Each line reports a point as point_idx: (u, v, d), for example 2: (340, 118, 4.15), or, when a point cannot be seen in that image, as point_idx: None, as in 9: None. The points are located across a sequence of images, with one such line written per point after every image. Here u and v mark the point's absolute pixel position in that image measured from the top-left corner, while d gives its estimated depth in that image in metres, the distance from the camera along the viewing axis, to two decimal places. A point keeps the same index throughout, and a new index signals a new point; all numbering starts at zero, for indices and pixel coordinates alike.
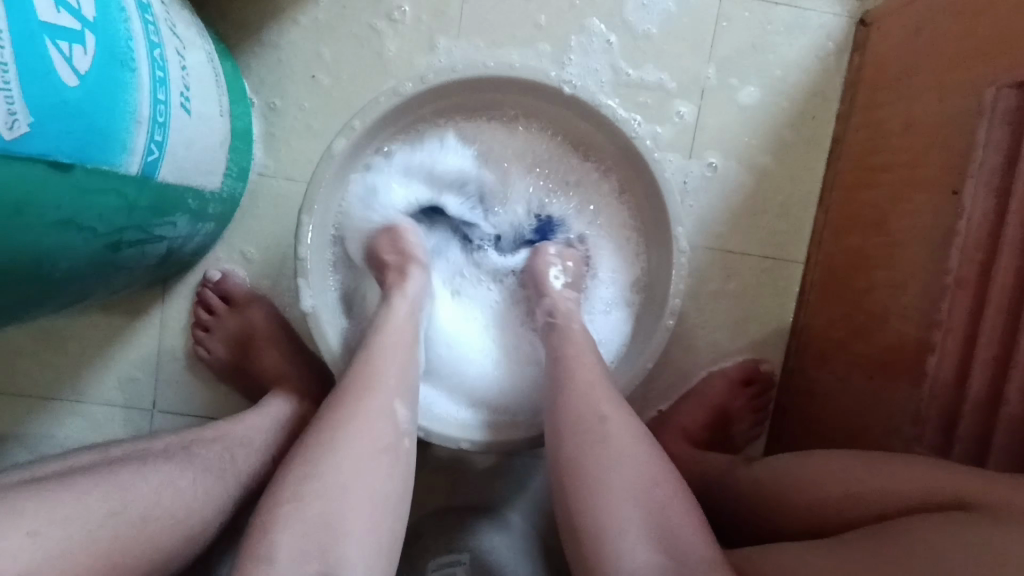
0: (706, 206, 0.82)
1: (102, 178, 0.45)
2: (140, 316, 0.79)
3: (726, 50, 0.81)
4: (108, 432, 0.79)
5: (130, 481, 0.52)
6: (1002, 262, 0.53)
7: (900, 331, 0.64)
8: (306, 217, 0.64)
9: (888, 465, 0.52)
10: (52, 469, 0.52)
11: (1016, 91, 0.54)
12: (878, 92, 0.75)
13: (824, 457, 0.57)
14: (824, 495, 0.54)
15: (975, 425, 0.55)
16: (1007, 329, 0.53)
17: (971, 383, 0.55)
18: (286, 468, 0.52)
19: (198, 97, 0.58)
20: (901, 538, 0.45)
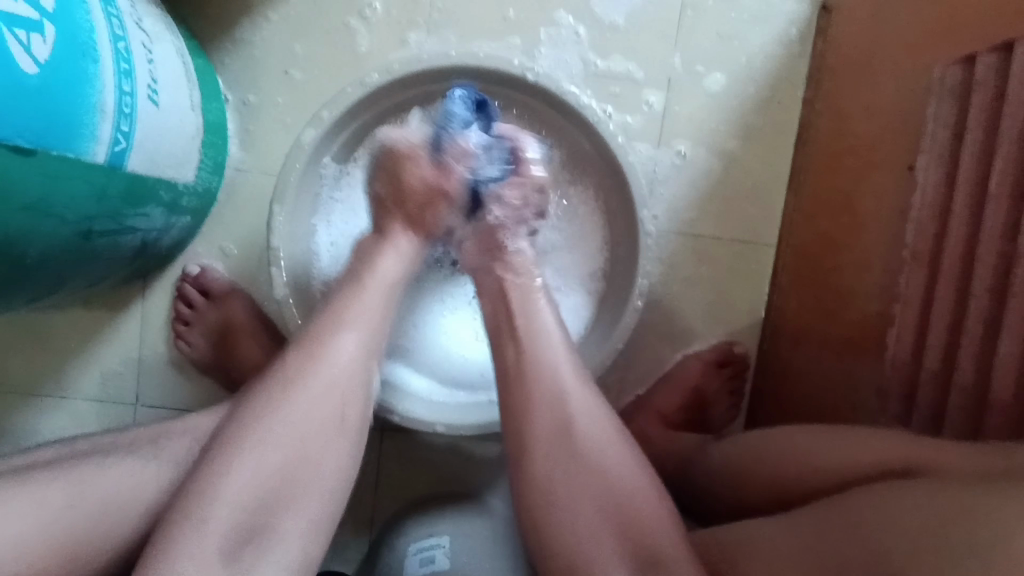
0: (677, 192, 0.83)
1: (70, 165, 0.46)
2: (121, 312, 0.80)
3: (692, 38, 0.82)
4: (88, 426, 0.79)
5: (95, 472, 0.54)
6: (953, 234, 0.55)
7: (862, 307, 0.66)
8: (277, 208, 0.66)
9: (843, 434, 0.53)
10: (22, 461, 0.55)
11: (961, 68, 0.56)
12: (837, 76, 0.77)
13: (786, 431, 0.58)
14: (786, 467, 0.55)
15: (933, 393, 0.56)
16: (960, 297, 0.54)
17: (928, 353, 0.56)
18: (227, 444, 0.51)
19: (167, 90, 0.59)
20: (852, 508, 0.46)
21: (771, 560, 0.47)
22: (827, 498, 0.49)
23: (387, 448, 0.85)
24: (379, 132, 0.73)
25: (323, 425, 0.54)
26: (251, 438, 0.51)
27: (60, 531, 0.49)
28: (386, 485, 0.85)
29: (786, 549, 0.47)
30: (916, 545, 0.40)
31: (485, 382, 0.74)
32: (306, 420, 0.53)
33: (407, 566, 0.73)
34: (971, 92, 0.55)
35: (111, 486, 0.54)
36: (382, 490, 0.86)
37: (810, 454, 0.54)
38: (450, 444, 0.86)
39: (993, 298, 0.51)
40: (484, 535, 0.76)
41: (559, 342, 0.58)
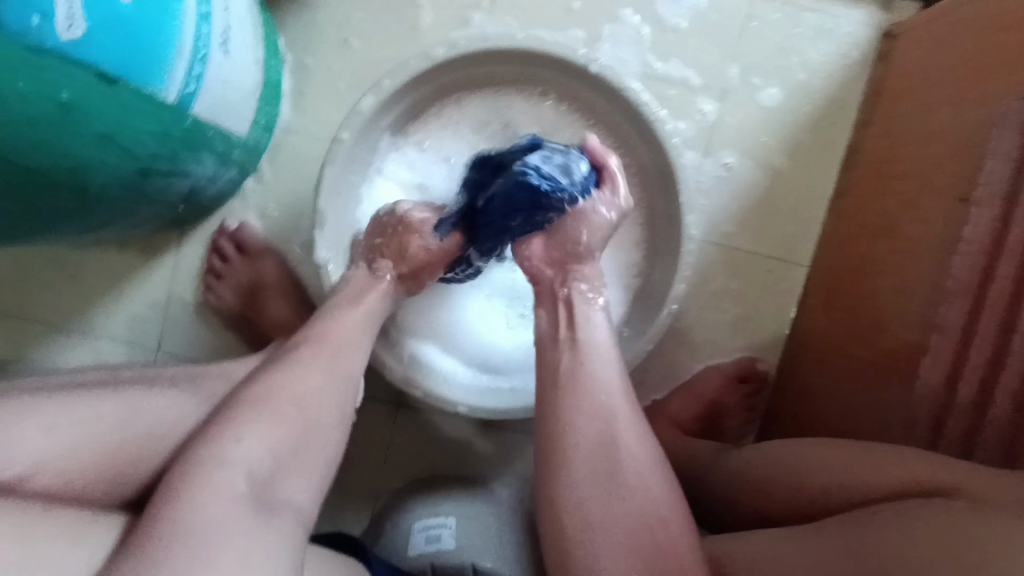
0: (719, 203, 0.83)
1: (143, 99, 0.46)
2: (154, 257, 0.80)
3: (752, 50, 0.82)
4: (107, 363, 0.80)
5: (123, 407, 0.54)
6: (1003, 269, 0.55)
7: (897, 334, 0.65)
8: (329, 167, 0.66)
9: (871, 453, 0.53)
10: (51, 379, 0.56)
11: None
12: (893, 103, 0.77)
13: (812, 445, 0.58)
14: (809, 483, 0.55)
15: (963, 426, 0.56)
16: (1002, 333, 0.54)
17: (963, 385, 0.56)
18: (227, 423, 0.49)
19: (237, 39, 0.60)
20: (879, 524, 0.46)
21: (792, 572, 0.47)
22: (854, 513, 0.49)
23: (401, 424, 0.85)
24: (433, 108, 0.73)
25: (330, 401, 0.54)
26: (255, 414, 0.50)
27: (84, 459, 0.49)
28: (395, 461, 0.85)
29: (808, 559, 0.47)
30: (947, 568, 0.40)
31: (519, 367, 0.73)
32: (307, 401, 0.53)
33: (411, 543, 0.74)
34: None
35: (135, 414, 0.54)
36: (391, 466, 0.85)
37: (835, 472, 0.54)
38: (464, 428, 0.86)
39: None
40: (487, 520, 0.77)
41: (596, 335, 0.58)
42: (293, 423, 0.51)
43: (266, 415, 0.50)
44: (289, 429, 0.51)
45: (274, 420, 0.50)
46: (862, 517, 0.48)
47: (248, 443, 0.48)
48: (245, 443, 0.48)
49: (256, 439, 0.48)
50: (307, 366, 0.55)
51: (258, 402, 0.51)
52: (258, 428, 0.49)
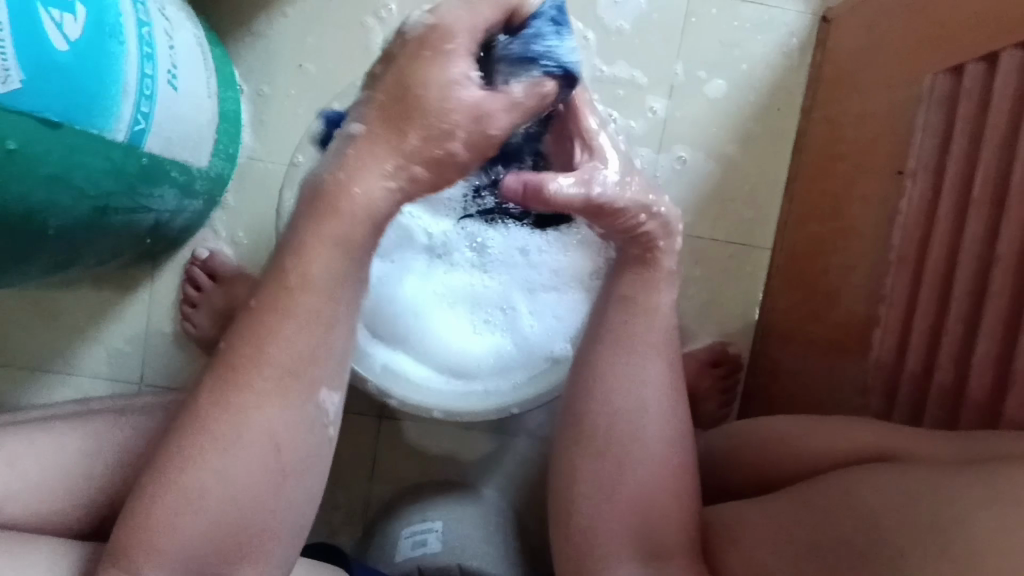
0: (676, 196, 0.86)
1: (92, 141, 0.48)
2: (130, 292, 0.82)
3: (695, 45, 0.84)
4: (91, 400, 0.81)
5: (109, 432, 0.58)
6: (938, 238, 0.57)
7: (850, 309, 0.67)
8: (287, 193, 0.69)
9: (825, 424, 0.54)
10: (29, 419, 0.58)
11: (949, 79, 0.58)
12: (834, 85, 0.79)
13: (771, 422, 0.60)
14: (766, 459, 0.57)
15: (914, 391, 0.58)
16: (942, 299, 0.56)
17: (911, 353, 0.58)
18: (163, 475, 0.45)
19: (186, 75, 0.62)
20: (828, 489, 0.47)
21: (748, 541, 0.49)
22: (805, 483, 0.50)
23: (385, 436, 0.87)
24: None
25: (298, 450, 0.46)
26: (205, 476, 0.44)
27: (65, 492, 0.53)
28: (382, 473, 0.87)
29: (762, 527, 0.48)
30: (887, 527, 0.42)
31: (496, 371, 0.75)
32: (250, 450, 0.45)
33: (399, 547, 0.75)
34: (957, 102, 0.57)
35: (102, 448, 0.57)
36: (378, 478, 0.87)
37: (790, 446, 0.55)
38: (447, 435, 0.87)
39: (973, 299, 0.53)
40: (474, 523, 0.78)
41: None
42: (250, 486, 0.45)
43: (216, 479, 0.44)
44: (245, 495, 0.45)
45: (227, 484, 0.44)
46: (811, 484, 0.50)
47: (196, 512, 0.44)
48: (192, 511, 0.44)
49: (206, 506, 0.44)
50: (264, 412, 0.45)
51: (206, 463, 0.44)
52: (206, 496, 0.44)
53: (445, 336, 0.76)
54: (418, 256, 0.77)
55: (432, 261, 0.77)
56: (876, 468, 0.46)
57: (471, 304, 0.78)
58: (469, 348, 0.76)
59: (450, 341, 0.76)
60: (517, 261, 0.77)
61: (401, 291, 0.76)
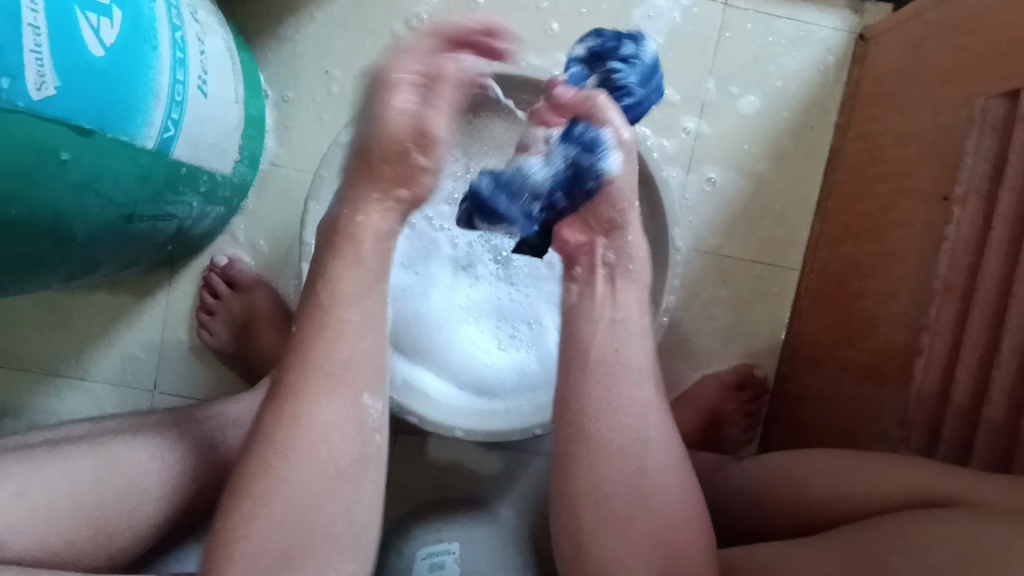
0: (705, 214, 0.84)
1: (123, 148, 0.47)
2: (147, 297, 0.81)
3: (728, 60, 0.83)
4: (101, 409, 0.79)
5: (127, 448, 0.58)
6: (988, 268, 0.55)
7: (890, 339, 0.65)
8: (314, 203, 0.67)
9: (880, 465, 0.52)
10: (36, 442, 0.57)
11: (1003, 104, 0.56)
12: (872, 106, 0.78)
13: (813, 456, 0.57)
14: (806, 495, 0.55)
15: (960, 425, 0.56)
16: (993, 331, 0.54)
17: (959, 386, 0.56)
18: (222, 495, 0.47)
19: (215, 80, 0.60)
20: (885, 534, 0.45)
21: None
22: (853, 526, 0.48)
23: (398, 451, 0.85)
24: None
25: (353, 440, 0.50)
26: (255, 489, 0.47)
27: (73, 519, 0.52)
28: (396, 488, 0.85)
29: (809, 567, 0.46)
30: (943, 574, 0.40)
31: (518, 389, 0.73)
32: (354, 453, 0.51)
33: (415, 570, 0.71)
34: (1013, 128, 0.55)
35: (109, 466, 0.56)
36: (392, 492, 0.85)
37: (834, 484, 0.53)
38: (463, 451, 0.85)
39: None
40: (491, 545, 0.75)
41: None
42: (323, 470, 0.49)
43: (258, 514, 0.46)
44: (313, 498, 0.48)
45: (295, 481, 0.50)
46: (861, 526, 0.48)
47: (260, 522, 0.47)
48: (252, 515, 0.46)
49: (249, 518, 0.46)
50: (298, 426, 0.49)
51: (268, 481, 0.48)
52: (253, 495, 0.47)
53: (470, 354, 0.75)
54: (443, 269, 0.76)
55: (457, 274, 0.77)
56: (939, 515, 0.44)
57: (495, 320, 0.76)
58: (493, 365, 0.74)
59: (472, 357, 0.74)
60: (543, 276, 0.76)
61: (424, 305, 0.75)
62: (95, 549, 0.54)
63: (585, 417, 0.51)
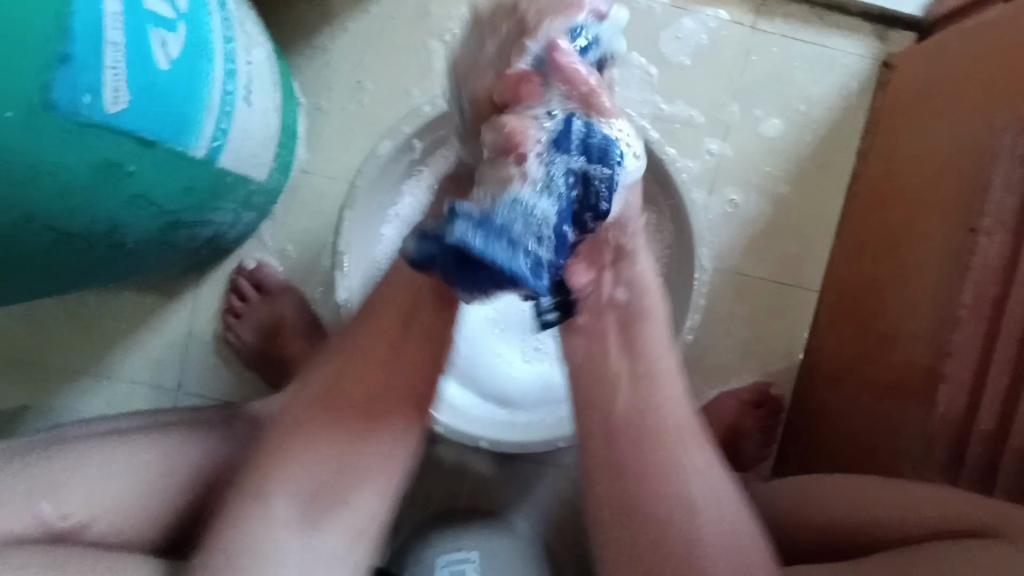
0: (727, 233, 0.85)
1: (177, 158, 0.48)
2: (175, 299, 0.81)
3: (752, 82, 0.84)
4: (132, 408, 0.80)
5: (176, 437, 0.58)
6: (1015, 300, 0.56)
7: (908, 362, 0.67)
8: (348, 210, 0.69)
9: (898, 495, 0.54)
10: (94, 428, 0.58)
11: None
12: (894, 132, 0.79)
13: (838, 479, 0.59)
14: (829, 516, 0.56)
15: (984, 451, 0.57)
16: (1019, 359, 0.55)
17: (983, 413, 0.57)
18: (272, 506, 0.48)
19: (259, 91, 0.61)
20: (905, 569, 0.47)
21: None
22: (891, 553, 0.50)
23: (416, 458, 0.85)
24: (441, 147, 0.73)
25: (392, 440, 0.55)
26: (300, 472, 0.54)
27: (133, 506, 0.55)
28: (413, 495, 0.86)
29: None
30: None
31: (540, 401, 0.74)
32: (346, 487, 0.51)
33: None
34: None
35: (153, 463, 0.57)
36: (410, 499, 0.85)
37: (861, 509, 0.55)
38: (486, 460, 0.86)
39: None
40: (509, 553, 0.77)
41: None
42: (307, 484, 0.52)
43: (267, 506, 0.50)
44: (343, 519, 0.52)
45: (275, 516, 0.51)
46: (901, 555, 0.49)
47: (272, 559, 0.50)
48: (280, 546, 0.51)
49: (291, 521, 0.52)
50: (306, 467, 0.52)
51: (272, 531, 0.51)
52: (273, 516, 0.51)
53: (494, 366, 0.75)
54: None
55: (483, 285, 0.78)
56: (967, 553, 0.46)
57: (519, 331, 0.77)
58: (517, 375, 0.75)
59: (496, 367, 0.76)
60: None
61: None
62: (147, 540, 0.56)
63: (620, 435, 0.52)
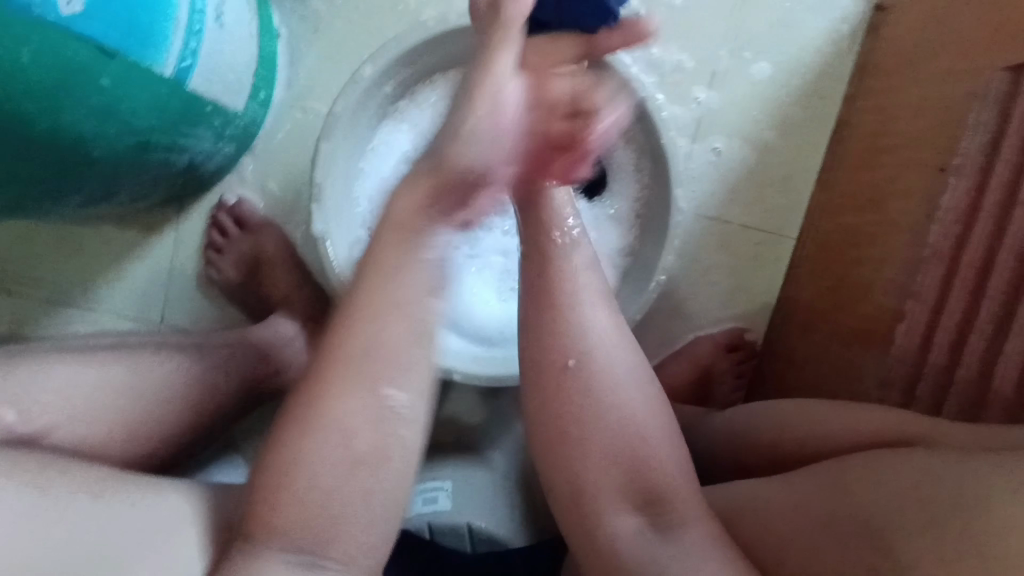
0: (711, 181, 0.84)
1: (143, 74, 0.49)
2: (155, 233, 0.82)
3: (742, 24, 0.82)
4: (138, 320, 0.82)
5: (152, 360, 0.62)
6: (990, 197, 0.57)
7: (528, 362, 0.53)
8: (325, 143, 0.67)
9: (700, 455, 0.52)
10: (67, 344, 0.62)
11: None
12: (895, 73, 0.76)
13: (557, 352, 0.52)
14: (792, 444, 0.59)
15: (962, 397, 0.57)
16: (1005, 304, 0.54)
17: (964, 363, 0.57)
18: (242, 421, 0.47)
19: (233, 13, 0.61)
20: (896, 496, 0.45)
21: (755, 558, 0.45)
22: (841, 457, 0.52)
23: None
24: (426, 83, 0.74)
25: None
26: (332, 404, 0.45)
27: (101, 423, 0.57)
28: None
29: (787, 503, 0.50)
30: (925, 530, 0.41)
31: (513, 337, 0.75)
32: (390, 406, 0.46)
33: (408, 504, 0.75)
34: (1013, 103, 0.57)
35: (29, 393, 0.54)
36: None
37: (823, 431, 0.58)
38: (462, 401, 0.87)
39: None
40: (484, 484, 0.80)
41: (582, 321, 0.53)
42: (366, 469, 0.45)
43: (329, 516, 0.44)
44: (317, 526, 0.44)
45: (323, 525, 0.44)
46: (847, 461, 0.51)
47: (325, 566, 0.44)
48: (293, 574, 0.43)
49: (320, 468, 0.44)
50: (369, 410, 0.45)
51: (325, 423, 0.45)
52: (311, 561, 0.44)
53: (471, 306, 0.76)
54: None
55: None
56: (983, 493, 0.41)
57: (499, 270, 0.78)
58: (495, 314, 0.76)
59: (479, 304, 0.76)
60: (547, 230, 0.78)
61: None
62: (137, 438, 0.59)
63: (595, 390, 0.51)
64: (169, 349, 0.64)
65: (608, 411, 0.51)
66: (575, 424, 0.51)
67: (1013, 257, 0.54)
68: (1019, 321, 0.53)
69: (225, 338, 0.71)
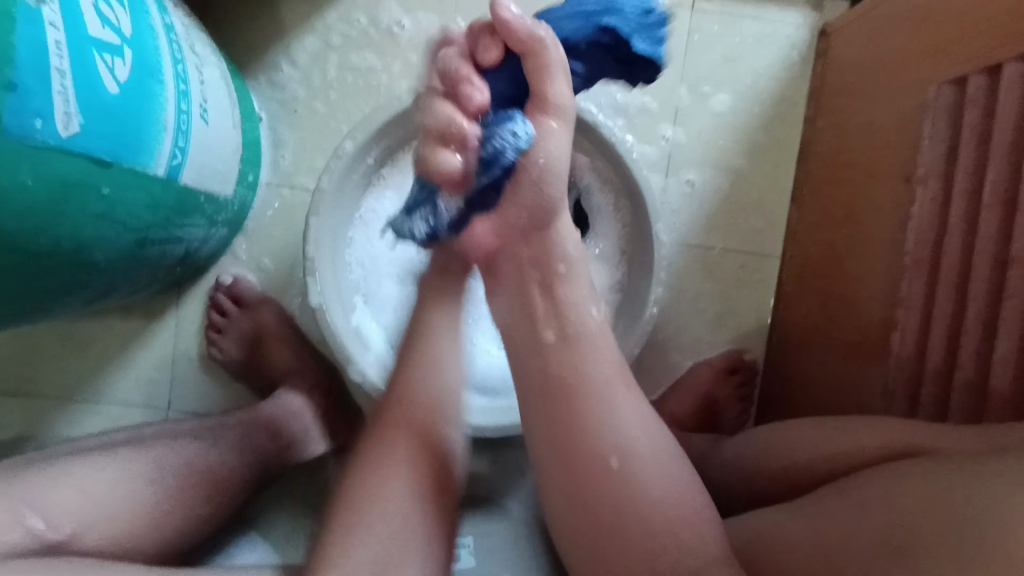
0: (689, 212, 0.87)
1: (136, 176, 0.51)
2: (156, 320, 0.83)
3: (698, 62, 0.86)
4: (141, 407, 0.82)
5: (167, 450, 0.63)
6: (956, 206, 0.59)
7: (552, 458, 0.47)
8: (314, 219, 0.69)
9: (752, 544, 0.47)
10: (83, 444, 0.62)
11: (984, 78, 0.57)
12: (849, 92, 0.79)
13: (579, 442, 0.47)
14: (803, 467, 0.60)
15: (962, 398, 0.58)
16: (988, 304, 0.56)
17: (960, 364, 0.58)
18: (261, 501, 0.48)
19: (216, 108, 0.64)
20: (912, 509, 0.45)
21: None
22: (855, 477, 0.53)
23: None
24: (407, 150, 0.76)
25: None
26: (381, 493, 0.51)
27: (118, 521, 0.56)
28: None
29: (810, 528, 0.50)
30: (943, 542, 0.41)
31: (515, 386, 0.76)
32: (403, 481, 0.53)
33: None
34: (963, 112, 0.60)
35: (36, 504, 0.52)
36: None
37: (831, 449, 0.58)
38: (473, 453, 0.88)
39: None
40: (505, 536, 0.79)
41: (605, 399, 0.48)
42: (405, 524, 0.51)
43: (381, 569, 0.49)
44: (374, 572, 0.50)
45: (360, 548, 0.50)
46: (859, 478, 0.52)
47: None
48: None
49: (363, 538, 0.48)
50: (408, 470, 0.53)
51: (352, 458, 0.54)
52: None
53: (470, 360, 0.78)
54: None
55: None
56: (994, 499, 0.41)
57: (493, 320, 0.80)
58: (494, 365, 0.78)
59: (480, 356, 0.78)
60: None
61: None
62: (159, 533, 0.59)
63: (630, 475, 0.46)
64: (184, 438, 0.65)
65: (645, 496, 0.45)
66: (611, 508, 0.46)
67: (987, 258, 0.56)
68: (1003, 318, 0.54)
69: (234, 419, 0.73)
